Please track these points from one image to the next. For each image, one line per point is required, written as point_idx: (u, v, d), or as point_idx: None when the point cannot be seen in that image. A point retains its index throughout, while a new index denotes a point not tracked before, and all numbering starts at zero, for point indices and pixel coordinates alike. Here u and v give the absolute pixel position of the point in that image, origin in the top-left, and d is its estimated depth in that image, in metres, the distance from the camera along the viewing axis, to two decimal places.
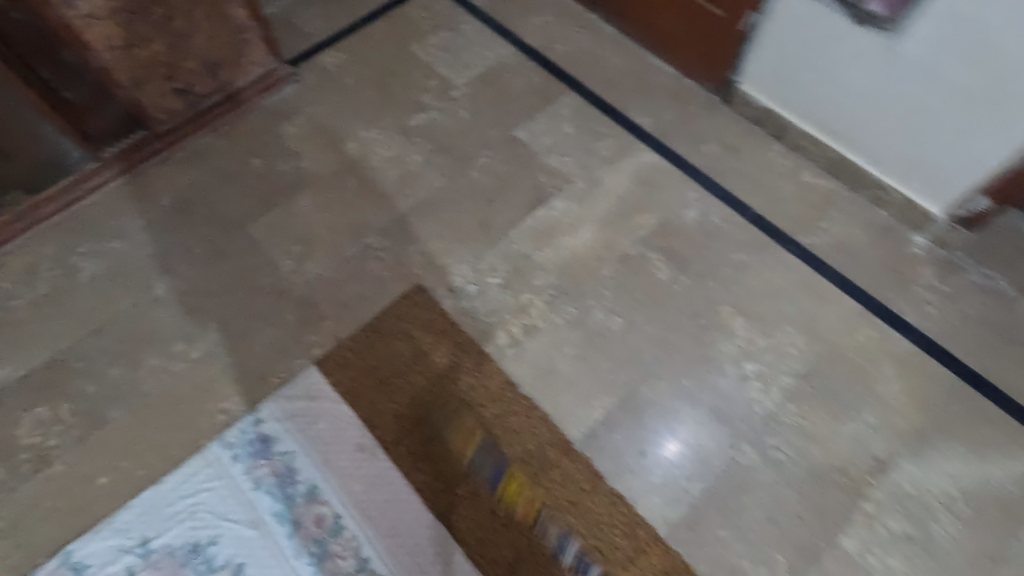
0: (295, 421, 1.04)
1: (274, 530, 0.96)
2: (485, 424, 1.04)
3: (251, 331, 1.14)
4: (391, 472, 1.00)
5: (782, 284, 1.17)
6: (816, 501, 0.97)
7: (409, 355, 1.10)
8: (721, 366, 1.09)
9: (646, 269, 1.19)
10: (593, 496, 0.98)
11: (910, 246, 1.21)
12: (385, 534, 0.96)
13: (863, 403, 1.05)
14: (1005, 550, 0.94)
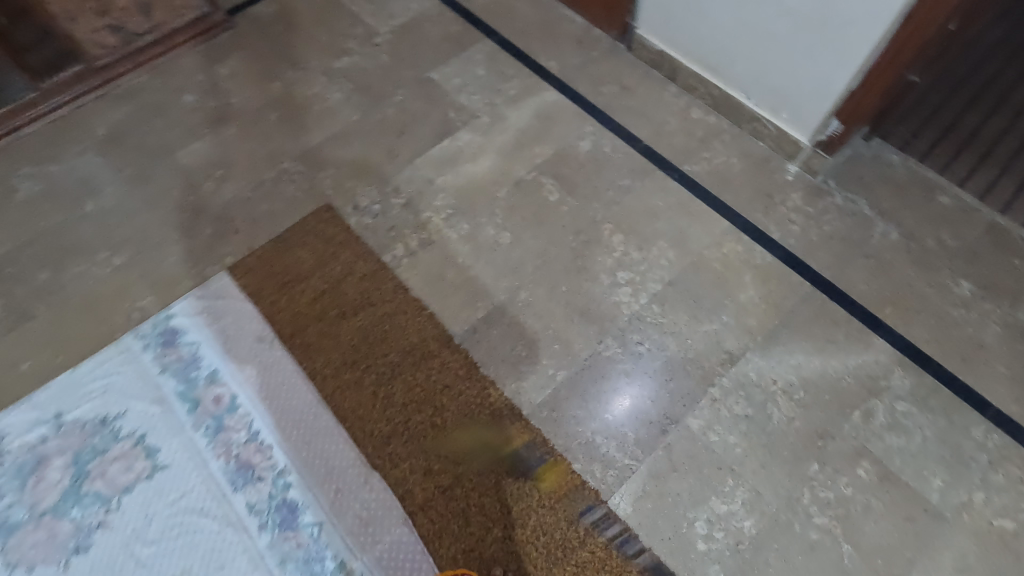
0: (203, 316, 1.15)
1: (176, 407, 1.07)
2: (375, 321, 1.14)
3: (171, 243, 1.24)
4: (284, 360, 1.10)
5: (660, 206, 1.27)
6: (667, 386, 1.07)
7: (311, 262, 1.21)
8: (596, 273, 1.19)
9: (537, 191, 1.30)
10: (465, 379, 1.08)
11: (782, 173, 1.31)
12: (275, 410, 1.06)
13: (721, 306, 1.15)
14: (833, 428, 1.03)
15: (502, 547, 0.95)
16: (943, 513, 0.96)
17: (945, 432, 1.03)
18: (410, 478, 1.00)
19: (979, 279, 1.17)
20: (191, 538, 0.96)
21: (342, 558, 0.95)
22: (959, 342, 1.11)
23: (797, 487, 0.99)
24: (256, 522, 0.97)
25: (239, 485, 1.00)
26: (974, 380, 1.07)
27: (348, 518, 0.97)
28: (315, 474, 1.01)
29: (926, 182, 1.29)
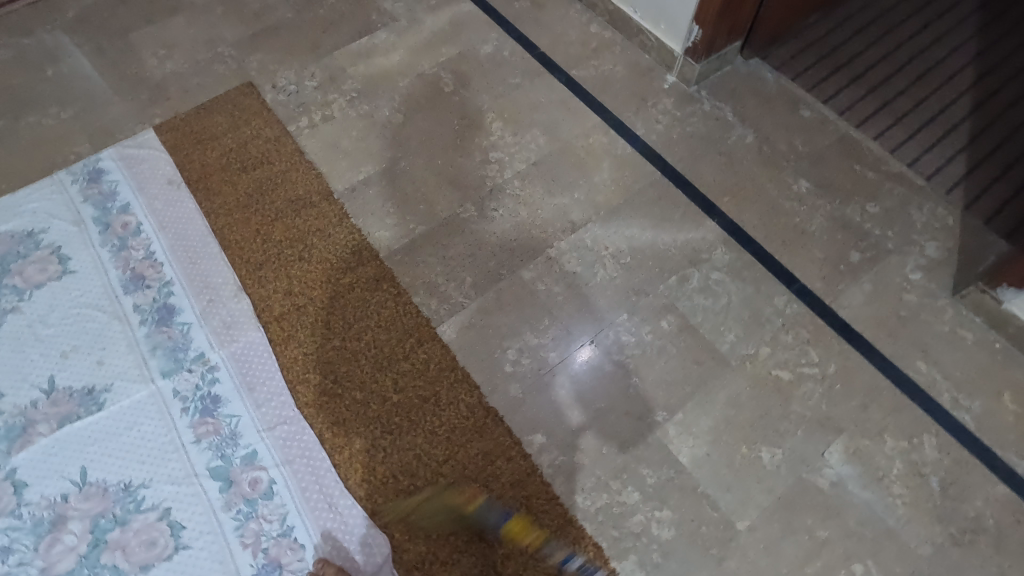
0: (126, 161, 1.33)
1: (90, 228, 1.25)
2: (271, 176, 1.30)
3: (110, 104, 1.43)
4: (187, 199, 1.28)
5: (543, 101, 1.40)
6: (511, 245, 1.21)
7: (225, 125, 1.38)
8: (471, 151, 1.33)
9: (435, 84, 1.44)
10: (336, 226, 1.24)
11: (660, 81, 1.42)
12: (170, 236, 1.23)
13: (575, 185, 1.28)
14: (649, 287, 1.15)
15: (339, 353, 1.10)
16: (729, 361, 1.08)
17: (750, 299, 1.14)
18: (273, 296, 1.16)
19: (818, 179, 1.27)
20: (83, 326, 1.14)
21: (203, 350, 1.11)
22: (783, 230, 1.21)
23: (603, 330, 1.11)
24: (138, 318, 1.15)
25: (129, 291, 1.18)
26: (789, 260, 1.18)
27: (214, 322, 1.14)
28: (194, 287, 1.18)
29: (793, 97, 1.38)
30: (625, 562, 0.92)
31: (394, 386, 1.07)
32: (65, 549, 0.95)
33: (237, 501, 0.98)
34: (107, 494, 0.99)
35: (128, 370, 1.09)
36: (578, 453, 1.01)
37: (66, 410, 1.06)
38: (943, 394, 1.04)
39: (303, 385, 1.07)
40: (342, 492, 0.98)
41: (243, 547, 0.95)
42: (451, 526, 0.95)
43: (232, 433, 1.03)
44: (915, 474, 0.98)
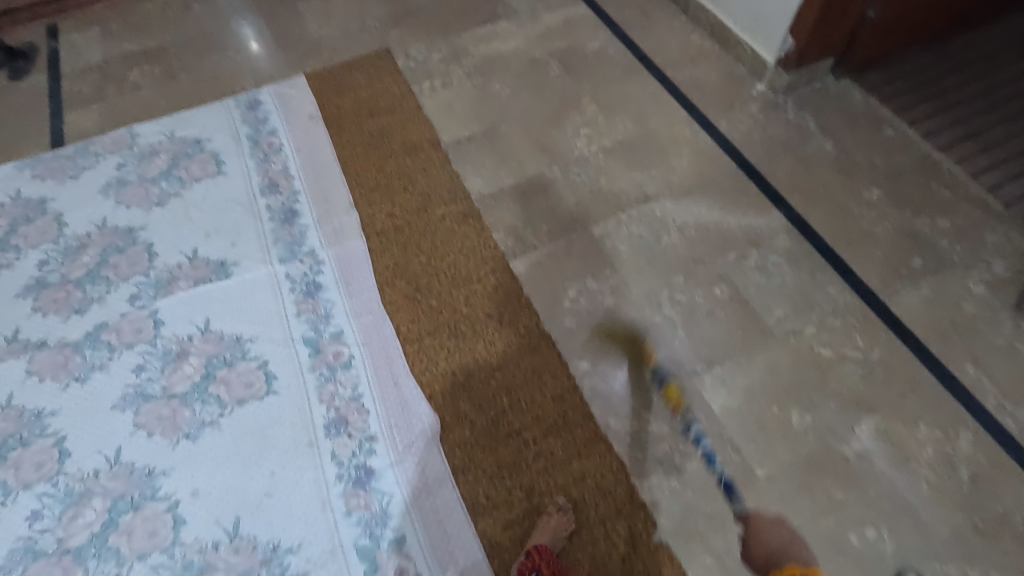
0: (279, 97, 1.61)
1: (243, 143, 1.52)
2: (392, 123, 1.53)
3: (275, 54, 1.73)
4: (321, 132, 1.52)
5: (636, 93, 1.55)
6: (587, 205, 1.35)
7: (362, 79, 1.63)
8: (564, 126, 1.49)
9: (543, 68, 1.63)
10: (439, 169, 1.43)
11: (750, 89, 1.53)
12: (304, 158, 1.48)
13: (654, 165, 1.40)
14: (707, 258, 1.25)
15: (423, 268, 1.27)
16: (773, 332, 1.15)
17: (804, 284, 1.20)
18: (377, 215, 1.36)
19: (890, 190, 1.32)
20: (225, 214, 1.39)
21: (314, 248, 1.32)
22: (848, 229, 1.27)
23: (658, 287, 1.22)
24: (268, 216, 1.38)
25: (265, 194, 1.42)
26: (848, 256, 1.24)
27: (326, 227, 1.35)
28: (315, 198, 1.40)
29: (877, 116, 1.45)
30: (645, 481, 1.01)
31: (465, 301, 1.22)
32: (183, 376, 1.16)
33: (321, 367, 1.16)
34: (222, 341, 1.19)
35: (253, 252, 1.32)
36: (617, 383, 1.11)
37: (202, 274, 1.29)
38: (988, 397, 1.05)
39: (390, 287, 1.25)
40: (407, 375, 1.14)
41: (319, 402, 1.12)
42: (494, 419, 1.08)
43: (325, 314, 1.22)
44: (945, 462, 1.00)
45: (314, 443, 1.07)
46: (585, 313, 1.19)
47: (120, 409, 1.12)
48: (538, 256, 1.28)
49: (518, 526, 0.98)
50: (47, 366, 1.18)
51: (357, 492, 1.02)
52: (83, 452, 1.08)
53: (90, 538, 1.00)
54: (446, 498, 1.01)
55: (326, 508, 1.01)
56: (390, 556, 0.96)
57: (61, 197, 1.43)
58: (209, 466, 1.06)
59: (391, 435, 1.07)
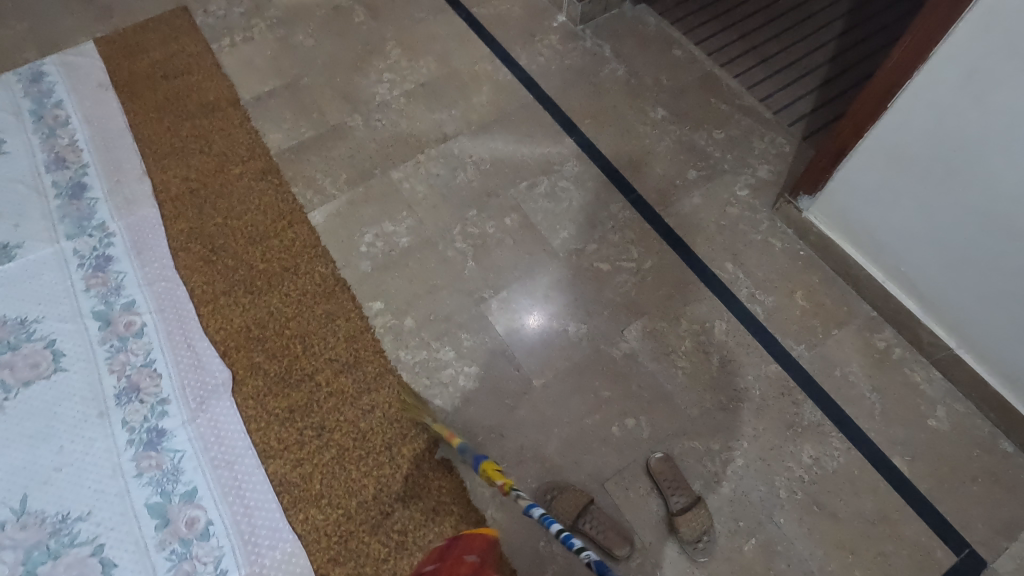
0: (65, 67, 1.51)
1: (26, 118, 1.42)
2: (189, 84, 1.47)
3: (61, 18, 1.60)
4: (111, 99, 1.45)
5: (441, 33, 1.54)
6: (386, 150, 1.35)
7: (156, 40, 1.55)
8: (367, 72, 1.47)
9: (348, 14, 1.59)
10: (237, 127, 1.39)
11: (551, 21, 1.55)
12: (93, 128, 1.40)
13: (454, 104, 1.42)
14: (500, 191, 1.29)
15: (219, 229, 1.25)
16: (557, 254, 1.21)
17: (589, 205, 1.26)
18: (172, 181, 1.32)
19: (674, 108, 1.39)
20: (6, 195, 1.31)
21: (104, 220, 1.27)
22: (633, 149, 1.34)
23: (452, 223, 1.25)
24: (54, 192, 1.31)
25: (51, 170, 1.34)
26: (631, 174, 1.30)
27: (118, 198, 1.30)
28: (105, 169, 1.34)
29: (668, 39, 1.50)
30: (430, 405, 1.06)
31: (261, 257, 1.22)
32: None
33: (112, 338, 1.14)
34: (5, 326, 1.15)
35: (38, 231, 1.26)
36: (408, 318, 1.15)
37: None
38: (741, 289, 1.16)
39: (184, 252, 1.23)
40: (201, 336, 1.14)
41: (110, 373, 1.10)
42: (287, 367, 1.10)
43: (117, 286, 1.20)
44: (700, 351, 1.10)
45: (104, 413, 1.07)
46: (381, 256, 1.22)
47: None
48: (337, 205, 1.28)
49: (307, 462, 1.02)
50: None
51: (148, 454, 1.03)
52: None
53: None
54: (237, 447, 1.03)
55: (117, 473, 1.02)
56: (182, 508, 0.99)
57: None
58: None
59: (184, 394, 1.08)
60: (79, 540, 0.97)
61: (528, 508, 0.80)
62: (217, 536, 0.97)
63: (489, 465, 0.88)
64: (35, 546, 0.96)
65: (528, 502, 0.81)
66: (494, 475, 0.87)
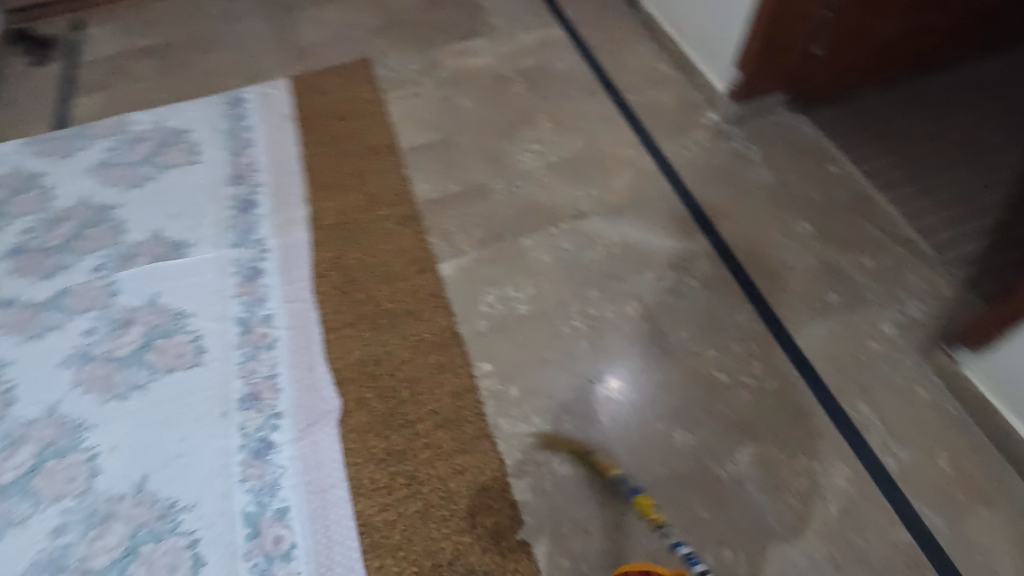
0: (261, 96, 1.72)
1: (221, 135, 1.63)
2: (358, 127, 1.62)
3: (267, 55, 1.85)
4: (292, 130, 1.63)
5: (591, 114, 1.61)
6: (521, 217, 1.41)
7: (339, 84, 1.74)
8: (516, 140, 1.56)
9: (508, 84, 1.70)
10: (392, 172, 1.51)
11: (702, 116, 1.57)
12: (272, 153, 1.58)
13: (593, 183, 1.46)
14: (625, 276, 1.29)
15: (358, 263, 1.35)
16: (673, 353, 1.18)
17: (714, 308, 1.23)
18: (327, 211, 1.45)
19: (820, 225, 1.33)
20: (191, 199, 1.49)
21: (263, 236, 1.41)
22: (769, 259, 1.29)
23: (573, 299, 1.26)
24: (229, 204, 1.48)
25: (230, 184, 1.52)
26: (764, 285, 1.25)
27: (279, 218, 1.45)
28: (274, 191, 1.50)
29: (823, 152, 1.46)
30: (519, 481, 1.05)
31: (389, 297, 1.29)
32: (125, 342, 1.26)
33: (247, 345, 1.24)
34: (165, 314, 1.29)
35: (209, 236, 1.42)
36: (513, 386, 1.16)
37: (160, 252, 1.40)
38: (873, 434, 1.06)
39: (323, 278, 1.33)
40: (322, 360, 1.21)
41: (239, 377, 1.20)
42: (392, 409, 1.14)
43: (261, 297, 1.31)
44: (816, 494, 1.01)
45: (226, 414, 1.15)
46: (499, 317, 1.25)
47: (65, 367, 1.23)
48: (466, 260, 1.34)
49: (392, 509, 1.03)
50: (11, 323, 1.30)
51: (254, 463, 1.10)
52: (27, 401, 1.19)
53: (15, 479, 1.10)
54: (333, 476, 1.07)
55: (225, 474, 1.09)
56: (272, 524, 1.03)
57: (53, 172, 1.57)
58: (130, 424, 1.15)
59: (297, 413, 1.15)
60: (179, 529, 1.03)
61: (673, 543, 0.88)
62: (297, 560, 1.00)
63: (643, 500, 0.96)
64: (143, 525, 1.04)
65: (674, 539, 0.89)
66: (649, 510, 0.95)
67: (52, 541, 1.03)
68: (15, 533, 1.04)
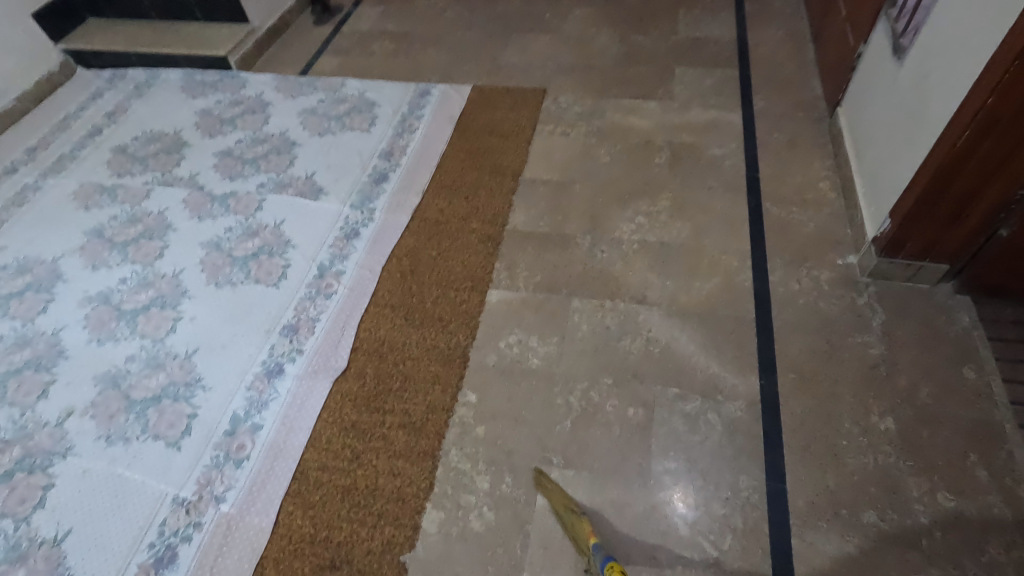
0: (443, 95, 1.96)
1: (396, 117, 1.90)
2: (500, 146, 1.76)
3: (470, 64, 2.09)
4: (448, 131, 1.83)
5: (717, 209, 1.51)
6: (586, 279, 1.39)
7: (507, 105, 1.89)
8: (626, 207, 1.54)
9: (653, 152, 1.67)
10: (501, 195, 1.61)
11: (836, 256, 1.37)
12: (423, 144, 1.79)
13: (676, 277, 1.37)
14: (648, 379, 1.20)
15: (428, 260, 1.48)
16: (648, 478, 1.08)
17: (718, 458, 1.09)
18: (432, 207, 1.61)
19: (906, 431, 1.09)
20: (347, 159, 1.78)
21: (376, 208, 1.63)
22: (818, 438, 1.09)
23: (584, 377, 1.22)
24: (369, 173, 1.73)
25: (379, 157, 1.77)
26: (793, 462, 1.07)
27: (395, 199, 1.64)
28: (406, 175, 1.71)
29: (967, 352, 1.17)
30: (434, 511, 1.07)
31: (433, 298, 1.39)
32: (244, 247, 1.57)
33: (314, 288, 1.45)
34: (279, 238, 1.57)
35: (341, 192, 1.68)
36: (482, 426, 1.17)
37: (303, 191, 1.70)
38: None
39: (396, 261, 1.49)
40: (354, 326, 1.37)
41: (294, 309, 1.41)
42: (377, 392, 1.24)
43: (345, 255, 1.52)
44: None
45: (269, 332, 1.37)
46: (509, 360, 1.27)
47: (201, 247, 1.58)
48: (514, 296, 1.38)
49: (327, 473, 1.14)
50: (193, 202, 1.71)
51: (263, 379, 1.29)
52: (168, 260, 1.56)
53: (131, 309, 1.46)
54: (304, 421, 1.21)
55: (240, 377, 1.30)
56: (244, 432, 1.21)
57: (277, 106, 2.00)
58: (211, 308, 1.44)
59: (312, 358, 1.32)
60: (191, 400, 1.27)
61: None
62: (242, 470, 1.15)
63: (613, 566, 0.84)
64: (173, 383, 1.30)
65: None
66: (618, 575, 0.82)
67: (123, 363, 1.35)
68: (110, 346, 1.39)
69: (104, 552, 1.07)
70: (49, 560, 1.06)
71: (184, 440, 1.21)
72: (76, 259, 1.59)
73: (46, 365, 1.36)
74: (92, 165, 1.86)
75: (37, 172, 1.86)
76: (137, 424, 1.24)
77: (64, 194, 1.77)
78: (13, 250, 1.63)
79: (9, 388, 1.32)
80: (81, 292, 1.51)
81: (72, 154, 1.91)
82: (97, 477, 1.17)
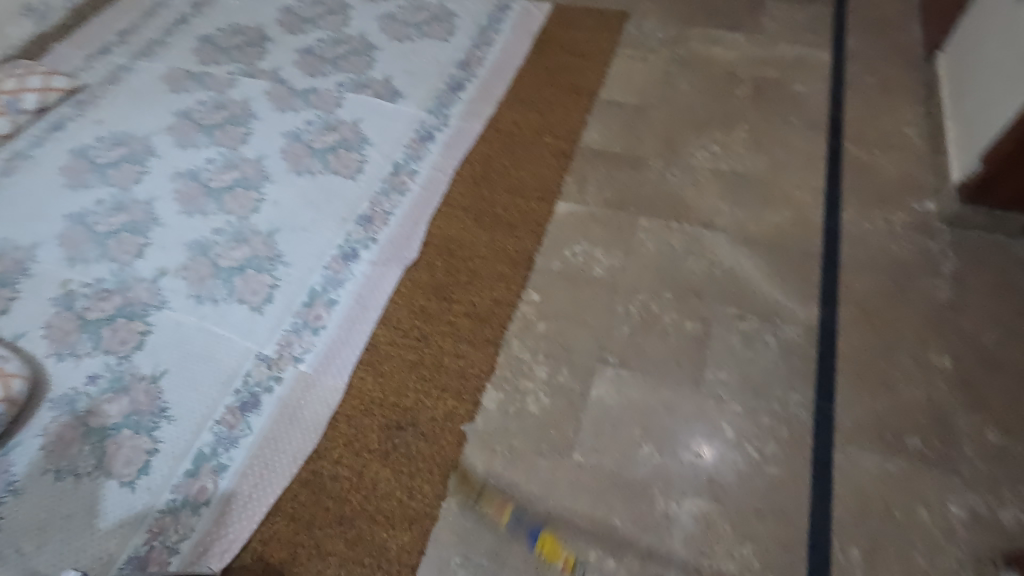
0: (522, 11, 1.93)
1: (475, 28, 1.89)
2: (578, 65, 1.74)
3: None
4: (525, 47, 1.82)
5: (796, 145, 1.48)
6: (655, 200, 1.41)
7: (587, 26, 1.86)
8: (701, 135, 1.53)
9: (735, 84, 1.64)
10: (576, 113, 1.61)
11: (915, 201, 1.34)
12: (500, 58, 1.79)
13: (745, 206, 1.37)
14: (708, 297, 1.23)
15: (501, 168, 1.51)
16: (699, 385, 1.13)
17: (771, 375, 1.13)
18: (507, 119, 1.63)
19: (963, 371, 1.10)
20: (424, 66, 1.79)
21: (450, 115, 1.65)
22: (873, 369, 1.12)
23: (645, 289, 1.26)
24: (445, 80, 1.75)
25: (456, 66, 1.78)
26: (845, 386, 1.10)
27: (470, 107, 1.67)
28: (482, 86, 1.72)
29: None
30: (494, 392, 1.15)
31: (503, 204, 1.44)
32: (323, 140, 1.62)
33: (389, 184, 1.51)
34: (356, 135, 1.62)
35: (417, 96, 1.71)
36: (543, 323, 1.23)
37: (381, 92, 1.73)
38: None
39: (469, 166, 1.53)
40: (426, 222, 1.42)
41: (370, 201, 1.48)
42: (446, 283, 1.31)
43: (420, 156, 1.56)
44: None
45: (345, 220, 1.45)
46: (574, 266, 1.31)
47: (283, 137, 1.65)
48: (583, 209, 1.41)
49: (396, 348, 1.22)
50: (275, 94, 1.76)
51: (339, 261, 1.37)
52: (252, 147, 1.63)
53: (218, 188, 1.54)
54: (376, 301, 1.29)
55: (319, 256, 1.38)
56: (321, 305, 1.30)
57: (357, 9, 2.01)
58: (291, 193, 1.51)
59: (385, 247, 1.39)
60: (273, 272, 1.36)
61: None
62: (319, 337, 1.25)
63: None
64: (257, 256, 1.40)
65: None
66: None
67: (211, 235, 1.45)
68: (200, 217, 1.48)
69: (196, 391, 1.19)
70: (149, 394, 1.19)
71: (267, 306, 1.31)
72: (167, 137, 1.68)
73: (142, 229, 1.47)
74: (180, 52, 1.92)
75: (129, 54, 1.93)
76: (224, 288, 1.34)
77: (155, 76, 1.85)
78: (109, 124, 1.72)
79: (110, 245, 1.44)
80: (172, 168, 1.60)
81: (161, 41, 1.97)
82: (189, 329, 1.28)
